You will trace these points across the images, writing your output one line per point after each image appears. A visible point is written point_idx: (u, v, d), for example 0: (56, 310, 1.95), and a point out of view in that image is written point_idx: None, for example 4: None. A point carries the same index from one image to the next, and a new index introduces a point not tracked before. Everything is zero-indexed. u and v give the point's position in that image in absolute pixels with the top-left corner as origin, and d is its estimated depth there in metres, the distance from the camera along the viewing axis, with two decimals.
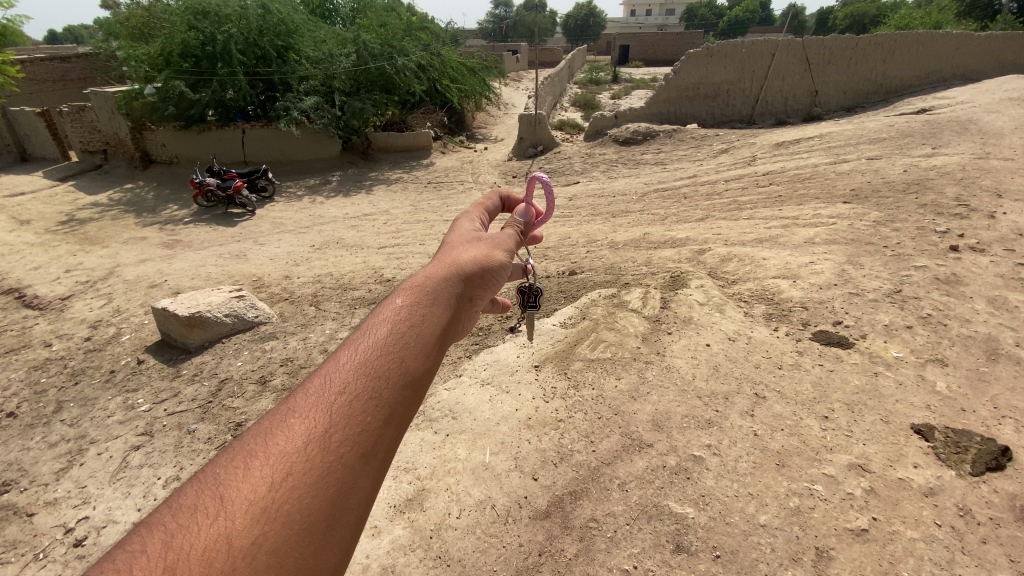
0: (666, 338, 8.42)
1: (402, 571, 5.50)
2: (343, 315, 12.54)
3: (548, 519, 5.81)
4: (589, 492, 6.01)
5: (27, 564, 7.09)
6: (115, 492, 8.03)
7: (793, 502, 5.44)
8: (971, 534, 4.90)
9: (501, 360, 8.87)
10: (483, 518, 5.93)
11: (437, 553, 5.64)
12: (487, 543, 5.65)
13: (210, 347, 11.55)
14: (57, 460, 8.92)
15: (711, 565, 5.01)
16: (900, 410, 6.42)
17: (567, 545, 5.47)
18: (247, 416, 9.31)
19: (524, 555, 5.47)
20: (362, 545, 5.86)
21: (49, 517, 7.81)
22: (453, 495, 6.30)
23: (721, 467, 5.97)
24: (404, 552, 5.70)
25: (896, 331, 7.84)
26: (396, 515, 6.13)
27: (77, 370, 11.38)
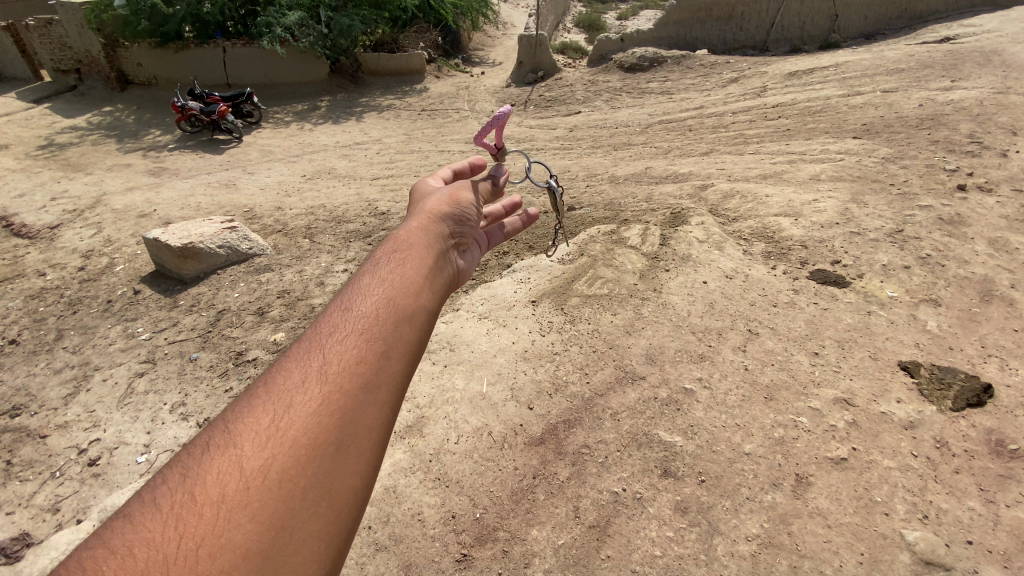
0: (663, 275, 8.37)
1: (403, 490, 5.79)
2: (338, 247, 12.34)
3: (542, 444, 6.03)
4: (582, 421, 6.20)
5: (46, 481, 7.42)
6: (123, 416, 8.26)
7: (778, 432, 5.65)
8: (945, 465, 5.13)
9: (498, 296, 8.85)
10: (480, 444, 6.14)
11: (436, 475, 5.89)
12: (484, 466, 5.89)
13: (206, 277, 11.46)
14: (63, 386, 9.07)
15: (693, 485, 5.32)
16: (888, 348, 6.53)
17: (560, 469, 5.72)
18: (247, 345, 9.44)
19: (518, 477, 5.73)
20: None
21: (61, 439, 8.06)
22: (451, 422, 6.48)
23: (711, 399, 6.14)
24: (404, 473, 5.95)
25: (894, 271, 7.81)
26: (396, 440, 6.37)
27: (74, 300, 11.31)
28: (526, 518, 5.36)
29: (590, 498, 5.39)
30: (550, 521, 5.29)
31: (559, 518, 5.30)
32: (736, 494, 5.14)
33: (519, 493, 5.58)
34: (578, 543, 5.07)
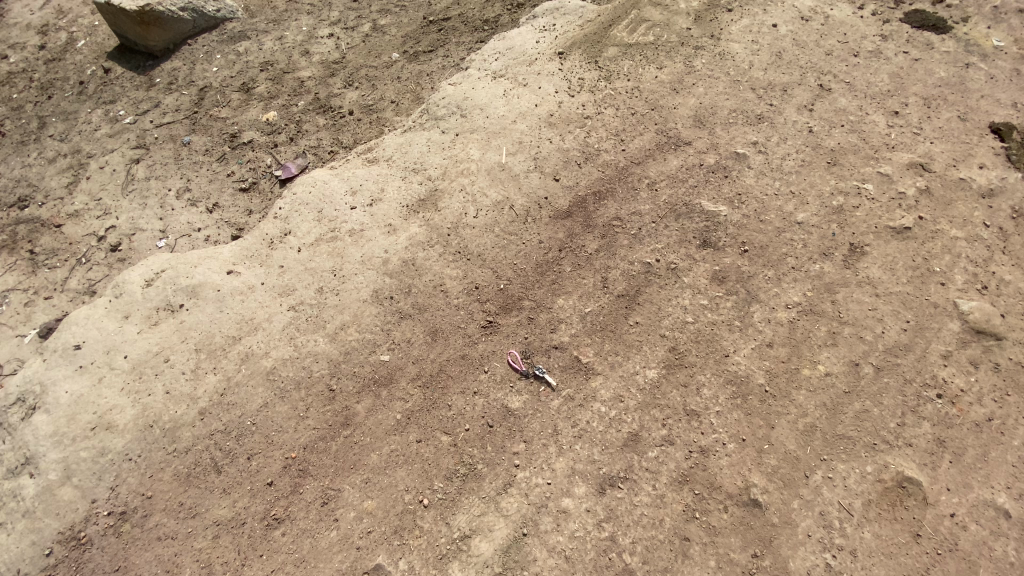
0: (725, 18, 8.54)
1: (422, 264, 6.21)
2: (318, 6, 10.78)
3: (570, 218, 6.49)
4: (615, 193, 6.68)
5: (76, 267, 7.70)
6: (132, 204, 8.15)
7: (836, 202, 6.70)
8: (936, 234, 6.32)
9: (517, 49, 8.42)
10: (502, 218, 6.49)
11: (455, 249, 6.29)
12: (507, 240, 6.34)
13: (177, 50, 10.27)
14: (62, 176, 8.65)
15: (703, 254, 6.14)
16: (868, 120, 7.34)
17: (589, 242, 6.29)
18: (240, 127, 8.91)
19: (543, 251, 6.26)
20: (378, 241, 6.43)
21: (79, 227, 8.06)
22: (468, 194, 6.72)
23: (764, 166, 7.00)
24: (422, 248, 6.32)
25: (1005, 16, 8.29)
26: (410, 215, 6.65)
27: (46, 84, 10.14)
28: (554, 291, 5.99)
29: (613, 273, 6.06)
30: (578, 293, 5.94)
31: (587, 291, 5.95)
32: (735, 268, 6.04)
33: (546, 266, 6.17)
34: (603, 311, 5.80)
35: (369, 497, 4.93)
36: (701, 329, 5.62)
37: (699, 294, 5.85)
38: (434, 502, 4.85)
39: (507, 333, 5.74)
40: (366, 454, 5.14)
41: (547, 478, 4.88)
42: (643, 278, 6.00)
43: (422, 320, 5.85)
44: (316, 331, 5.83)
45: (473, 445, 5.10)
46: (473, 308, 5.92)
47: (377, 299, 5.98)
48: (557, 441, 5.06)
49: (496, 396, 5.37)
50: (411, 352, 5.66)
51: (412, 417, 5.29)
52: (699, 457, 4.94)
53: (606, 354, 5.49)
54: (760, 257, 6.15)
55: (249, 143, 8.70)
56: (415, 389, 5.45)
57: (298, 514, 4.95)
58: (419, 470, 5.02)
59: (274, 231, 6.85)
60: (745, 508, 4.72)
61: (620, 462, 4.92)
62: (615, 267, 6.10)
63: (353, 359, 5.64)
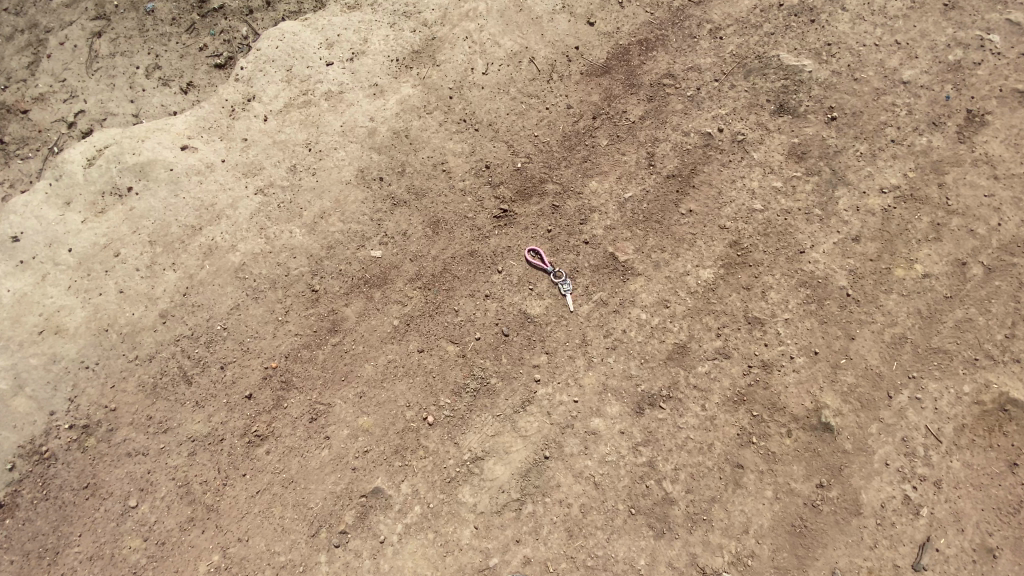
0: None
1: (419, 136, 4.91)
2: None
3: (608, 75, 5.10)
4: (668, 41, 5.20)
5: (48, 159, 6.02)
6: (98, 85, 6.24)
7: (952, 57, 5.00)
8: None
9: None
10: (519, 76, 5.09)
11: (461, 117, 4.96)
12: (525, 106, 4.98)
13: None
14: (22, 54, 6.48)
15: (778, 124, 4.79)
16: None
17: (630, 108, 4.96)
18: None
19: (573, 120, 4.94)
20: (362, 106, 5.10)
21: (47, 111, 6.21)
22: (476, 44, 5.24)
23: (866, 6, 5.22)
24: (419, 115, 4.99)
25: None
26: (402, 73, 5.23)
27: None
28: (585, 171, 4.74)
29: (661, 149, 4.77)
30: (616, 174, 4.70)
31: (628, 171, 4.70)
32: (818, 141, 4.73)
33: (575, 139, 4.87)
34: (648, 196, 4.59)
35: (364, 412, 4.16)
36: (772, 218, 4.45)
37: (771, 174, 4.60)
38: (440, 420, 4.07)
39: (526, 223, 4.61)
40: (359, 364, 4.30)
41: (574, 394, 4.03)
42: (699, 154, 4.71)
43: (420, 207, 4.71)
44: (291, 218, 4.73)
45: (485, 354, 4.23)
46: (484, 193, 4.73)
47: (363, 180, 4.80)
48: (585, 351, 4.14)
49: (511, 299, 4.39)
50: (409, 245, 4.60)
51: (412, 322, 4.38)
52: (761, 372, 4.03)
53: (649, 250, 4.39)
54: (852, 127, 4.79)
55: (219, 9, 6.48)
56: (415, 288, 4.48)
57: (283, 430, 4.25)
58: (421, 382, 4.19)
59: (234, 95, 5.47)
60: (813, 433, 3.91)
61: (663, 376, 4.02)
62: (664, 141, 4.80)
63: (337, 252, 4.60)
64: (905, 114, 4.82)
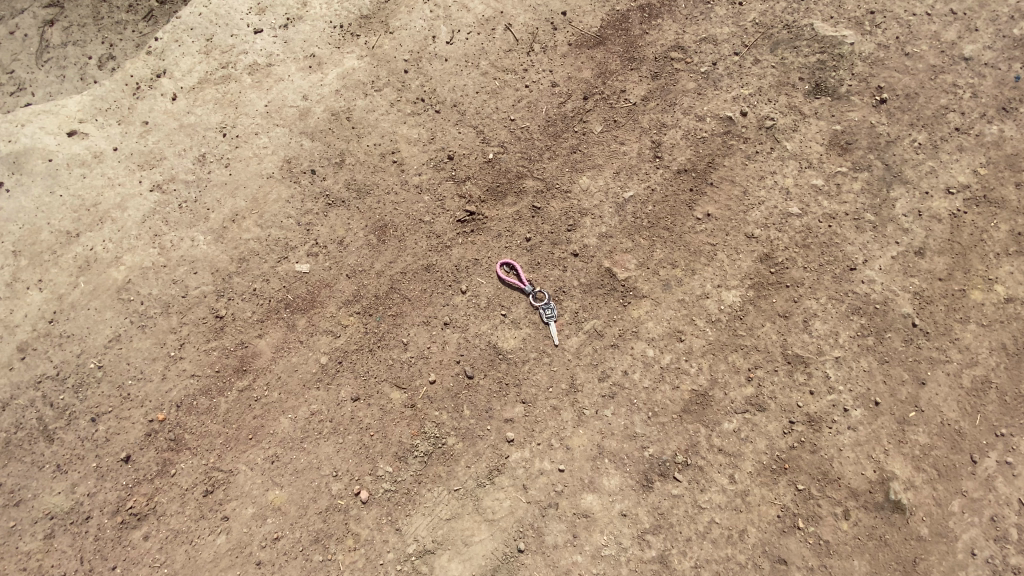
0: None
1: (363, 119, 3.85)
2: None
3: (602, 47, 4.08)
4: (676, 6, 4.19)
5: None
6: None
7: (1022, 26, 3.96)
8: None
9: None
10: (492, 47, 4.05)
11: (417, 95, 3.91)
12: (499, 82, 3.93)
13: None
14: None
15: (814, 108, 3.85)
16: None
17: (631, 87, 3.94)
18: None
19: (560, 99, 3.90)
20: (293, 81, 4.02)
21: None
22: (438, 6, 4.17)
23: None
24: (364, 92, 3.93)
25: None
26: (345, 41, 4.14)
27: None
28: (574, 163, 3.71)
29: (670, 136, 3.76)
30: (613, 168, 3.68)
31: (628, 163, 3.69)
32: (865, 128, 3.79)
33: (561, 124, 3.82)
34: (654, 194, 3.59)
35: (275, 485, 3.11)
36: (811, 225, 3.48)
37: (807, 169, 3.64)
38: (376, 496, 3.02)
39: (498, 230, 3.58)
40: (271, 418, 3.24)
41: (558, 460, 3.00)
42: (717, 144, 3.72)
43: (362, 207, 3.62)
44: (195, 222, 3.66)
45: (440, 404, 3.16)
46: (446, 189, 3.66)
47: (288, 172, 3.72)
48: (574, 401, 3.11)
49: (479, 329, 3.33)
50: (345, 256, 3.52)
51: (345, 359, 3.28)
52: (807, 430, 3.03)
53: (656, 265, 3.39)
54: (905, 112, 3.85)
55: None
56: (352, 314, 3.38)
57: (168, 507, 3.18)
58: (353, 443, 3.12)
59: (141, 69, 4.24)
60: (877, 514, 2.92)
61: (677, 435, 3.00)
62: (673, 127, 3.79)
63: (250, 266, 3.53)
64: (974, 93, 3.83)
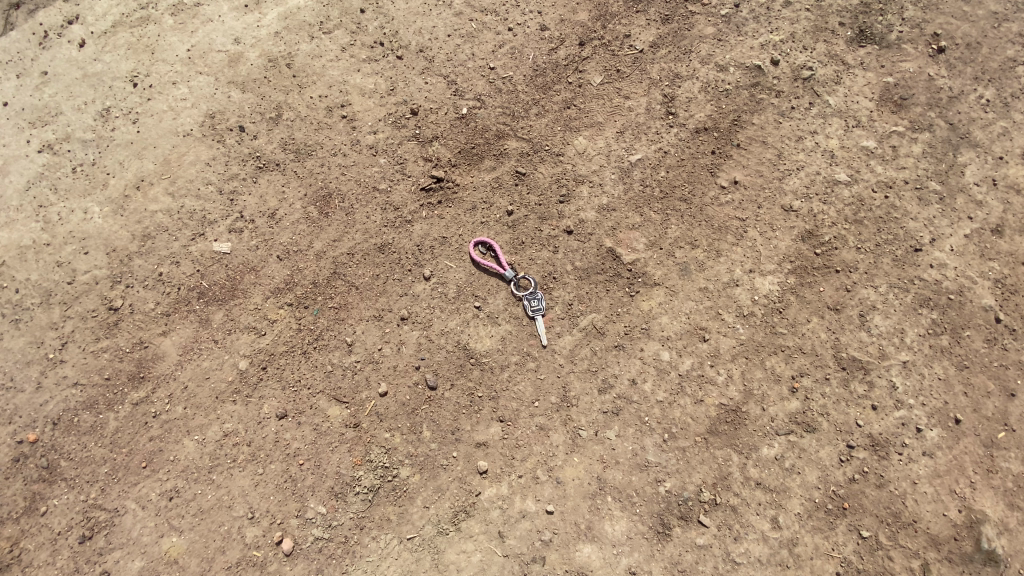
0: None
1: (307, 66, 3.11)
2: None
3: None
4: None
5: None
6: None
7: None
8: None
9: None
10: None
11: (375, 38, 3.16)
12: (475, 22, 3.17)
13: None
14: None
15: (860, 57, 3.13)
16: None
17: (638, 32, 3.16)
18: None
19: (550, 44, 3.15)
20: (224, 22, 3.22)
21: None
22: None
23: None
24: (308, 34, 3.18)
25: None
26: None
27: None
28: (568, 121, 2.96)
29: (685, 89, 3.03)
30: (616, 127, 2.94)
31: (635, 120, 2.96)
32: (921, 81, 3.09)
33: (551, 73, 3.09)
34: (668, 157, 2.85)
35: (172, 530, 2.38)
36: (864, 196, 2.77)
37: (855, 128, 2.94)
38: (304, 547, 2.29)
39: (472, 201, 2.80)
40: (172, 441, 2.49)
41: (544, 497, 2.29)
42: (744, 98, 3.00)
43: (301, 171, 2.88)
44: (90, 190, 2.91)
45: (391, 423, 2.42)
46: (407, 150, 2.90)
47: (210, 128, 2.98)
48: (566, 419, 2.38)
49: (444, 327, 2.58)
50: (277, 233, 2.77)
51: (271, 364, 2.54)
52: (869, 457, 2.33)
53: (672, 245, 2.65)
54: (971, 61, 3.11)
55: None
56: (281, 306, 2.63)
57: (34, 557, 2.43)
58: (276, 476, 2.38)
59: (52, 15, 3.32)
60: (963, 569, 2.22)
61: (702, 466, 2.28)
62: (689, 78, 3.05)
63: (156, 245, 2.78)
64: None
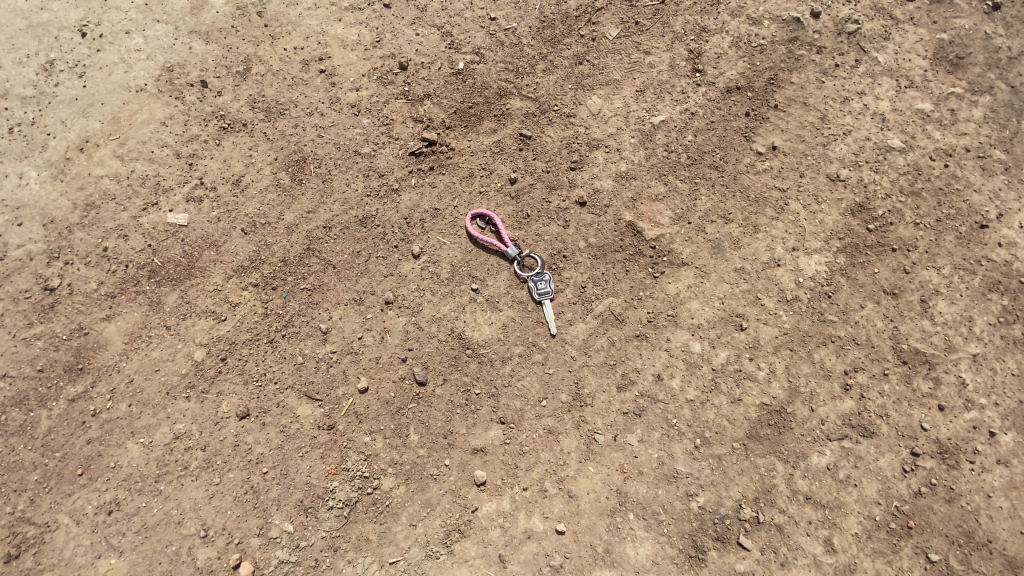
0: None
1: (279, 13, 2.68)
2: None
3: None
4: None
5: None
6: None
7: None
8: None
9: None
10: None
11: None
12: None
13: None
14: None
15: (909, 11, 2.69)
16: None
17: None
18: None
19: None
20: None
21: None
22: None
23: None
24: None
25: None
26: None
27: None
28: (580, 78, 2.55)
29: (713, 44, 2.61)
30: (634, 85, 2.54)
31: (656, 78, 2.55)
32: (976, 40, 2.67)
33: (559, 25, 2.64)
34: (695, 120, 2.46)
35: (110, 550, 2.01)
36: (921, 165, 2.41)
37: (908, 89, 2.58)
38: (265, 572, 1.93)
39: (469, 167, 2.41)
40: (113, 444, 2.11)
41: (553, 514, 1.94)
42: (781, 54, 2.61)
43: (271, 133, 2.48)
44: (26, 153, 2.51)
45: (372, 425, 2.05)
46: (395, 109, 2.50)
47: (167, 83, 2.59)
48: (580, 421, 2.03)
49: (436, 313, 2.20)
50: (241, 203, 2.37)
51: (231, 355, 2.16)
52: (936, 467, 1.97)
53: (702, 219, 2.28)
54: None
55: None
56: (245, 287, 2.25)
57: None
58: (234, 487, 2.01)
59: None
60: None
61: (741, 477, 1.94)
62: (718, 32, 2.63)
63: (101, 216, 2.39)
64: None
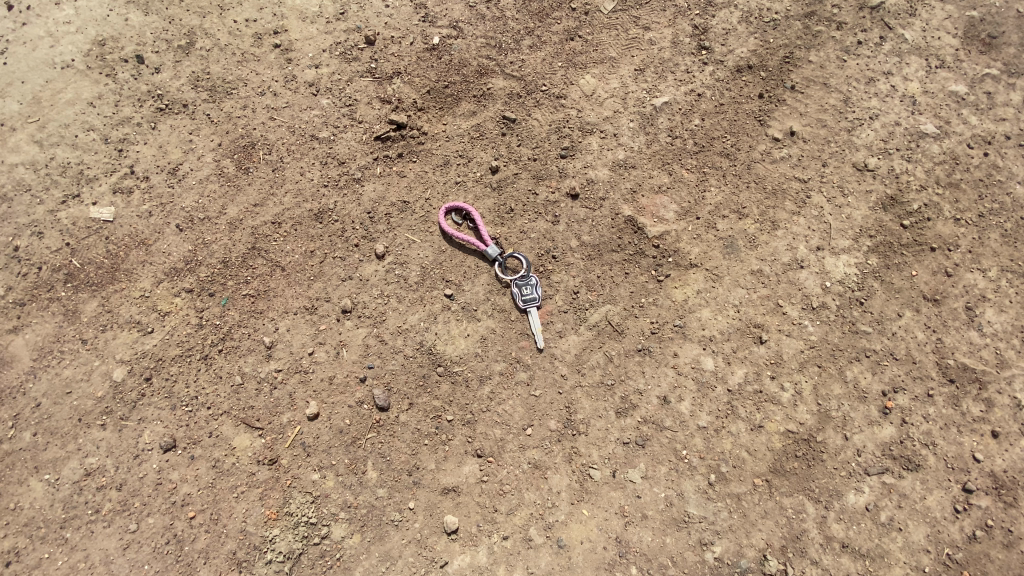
0: None
1: None
2: None
3: None
4: None
5: None
6: None
7: None
8: None
9: None
10: None
11: None
12: None
13: None
14: None
15: None
16: None
17: None
18: None
19: None
20: None
21: None
22: None
23: None
24: None
25: None
26: None
27: None
28: (571, 55, 2.21)
29: (720, 19, 2.24)
30: (633, 63, 2.20)
31: (657, 56, 2.20)
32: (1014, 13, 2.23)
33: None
34: (703, 102, 2.14)
35: None
36: (957, 154, 2.06)
37: (939, 70, 2.17)
38: None
39: (444, 154, 2.09)
40: (13, 482, 1.75)
41: (539, 569, 1.62)
42: (796, 31, 2.23)
43: (215, 115, 2.14)
44: None
45: (323, 460, 1.73)
46: (360, 89, 2.17)
47: (97, 59, 2.20)
48: (572, 453, 1.72)
49: (403, 323, 1.87)
50: (177, 195, 2.03)
51: (156, 375, 1.81)
52: (993, 506, 1.66)
53: (712, 214, 1.97)
54: None
55: None
56: (177, 294, 1.91)
57: None
58: (154, 535, 1.67)
59: None
60: None
61: (765, 522, 1.65)
62: (726, 5, 2.25)
63: (12, 210, 2.02)
64: None
